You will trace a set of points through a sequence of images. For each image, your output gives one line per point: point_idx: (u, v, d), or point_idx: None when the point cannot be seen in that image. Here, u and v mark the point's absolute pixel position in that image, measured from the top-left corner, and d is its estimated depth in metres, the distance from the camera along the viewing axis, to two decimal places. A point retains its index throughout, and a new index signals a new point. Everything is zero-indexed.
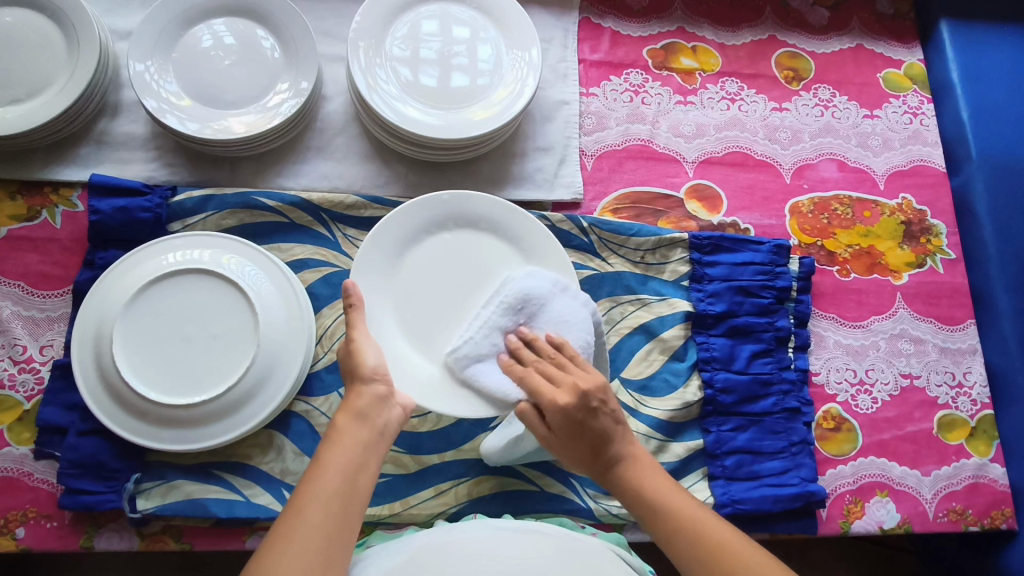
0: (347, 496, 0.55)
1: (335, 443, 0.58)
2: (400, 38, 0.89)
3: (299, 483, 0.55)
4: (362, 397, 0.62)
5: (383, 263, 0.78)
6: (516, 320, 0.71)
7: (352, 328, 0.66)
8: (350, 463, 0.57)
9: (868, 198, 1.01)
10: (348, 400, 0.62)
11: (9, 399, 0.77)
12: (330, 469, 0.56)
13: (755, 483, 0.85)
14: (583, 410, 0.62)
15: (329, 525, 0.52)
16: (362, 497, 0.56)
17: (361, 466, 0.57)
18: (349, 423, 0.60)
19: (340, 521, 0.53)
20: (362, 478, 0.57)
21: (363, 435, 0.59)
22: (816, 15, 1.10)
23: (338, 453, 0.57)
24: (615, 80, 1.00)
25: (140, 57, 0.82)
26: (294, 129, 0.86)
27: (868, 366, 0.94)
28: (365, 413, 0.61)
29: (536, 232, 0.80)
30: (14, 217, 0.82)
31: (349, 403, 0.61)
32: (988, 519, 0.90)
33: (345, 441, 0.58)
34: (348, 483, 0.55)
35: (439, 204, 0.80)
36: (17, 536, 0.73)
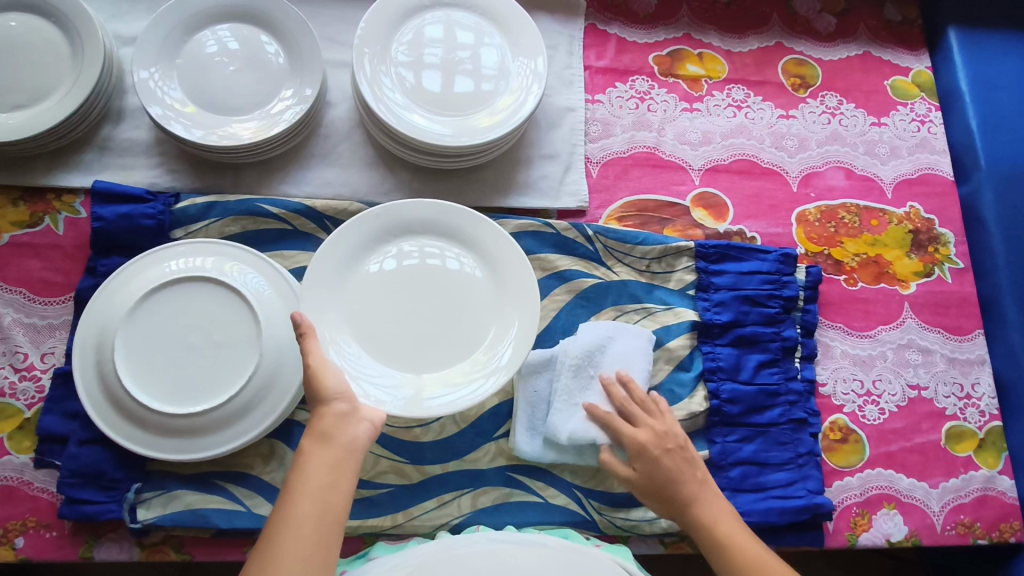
0: (320, 518, 0.56)
1: (305, 465, 0.59)
2: (405, 45, 0.89)
3: (273, 510, 0.57)
4: (329, 415, 0.62)
5: (333, 278, 0.76)
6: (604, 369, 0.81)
7: (309, 355, 0.65)
8: (320, 485, 0.58)
9: (875, 207, 1.01)
10: (316, 419, 0.63)
11: (9, 407, 0.76)
12: (301, 493, 0.57)
13: (761, 495, 0.84)
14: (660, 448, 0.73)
15: (303, 549, 0.54)
16: (335, 516, 0.57)
17: (332, 486, 0.58)
18: (316, 444, 0.60)
19: (313, 545, 0.54)
20: (335, 498, 0.58)
21: (329, 454, 0.60)
22: (823, 22, 1.09)
23: (308, 475, 0.58)
24: (621, 87, 1.00)
25: (144, 64, 0.82)
26: (298, 136, 0.86)
27: (875, 376, 0.93)
28: (328, 433, 0.61)
29: (481, 227, 0.80)
30: (16, 224, 0.82)
31: (316, 422, 0.62)
32: (996, 532, 0.89)
33: (314, 463, 0.59)
34: (320, 505, 0.57)
35: (387, 215, 0.79)
36: (17, 545, 0.72)
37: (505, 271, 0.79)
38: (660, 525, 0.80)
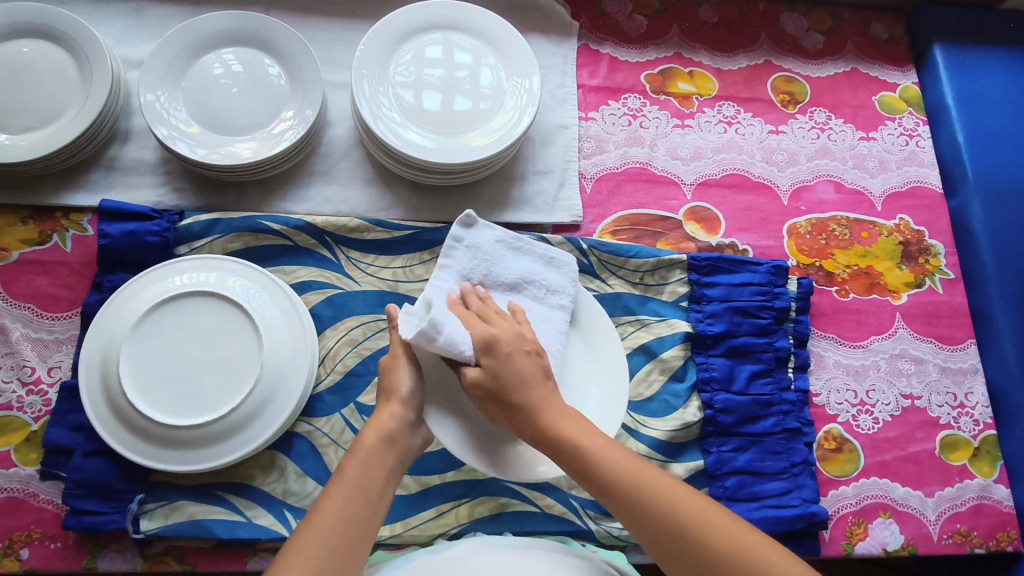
0: (363, 517, 0.57)
1: (360, 461, 0.61)
2: (402, 65, 0.92)
3: (316, 501, 0.58)
4: (394, 418, 0.65)
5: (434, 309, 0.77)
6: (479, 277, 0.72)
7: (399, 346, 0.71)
8: (370, 485, 0.60)
9: (865, 219, 1.02)
10: (377, 419, 0.65)
11: (16, 420, 0.78)
12: (349, 488, 0.59)
13: (756, 504, 0.85)
14: (514, 346, 0.64)
15: (342, 541, 0.55)
16: (375, 519, 0.59)
17: (380, 489, 0.60)
18: (376, 443, 0.63)
19: (350, 540, 0.55)
20: (378, 501, 0.60)
21: (384, 459, 0.63)
22: (811, 40, 1.12)
23: (360, 472, 0.60)
24: (614, 105, 1.02)
25: (150, 88, 0.85)
26: (299, 155, 0.88)
27: (868, 386, 0.94)
28: (392, 437, 0.64)
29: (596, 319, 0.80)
30: (25, 241, 0.84)
31: (380, 423, 0.65)
32: (993, 541, 0.89)
33: (371, 462, 0.61)
34: (366, 506, 0.58)
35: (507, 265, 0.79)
36: (21, 557, 0.73)
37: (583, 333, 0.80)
38: None
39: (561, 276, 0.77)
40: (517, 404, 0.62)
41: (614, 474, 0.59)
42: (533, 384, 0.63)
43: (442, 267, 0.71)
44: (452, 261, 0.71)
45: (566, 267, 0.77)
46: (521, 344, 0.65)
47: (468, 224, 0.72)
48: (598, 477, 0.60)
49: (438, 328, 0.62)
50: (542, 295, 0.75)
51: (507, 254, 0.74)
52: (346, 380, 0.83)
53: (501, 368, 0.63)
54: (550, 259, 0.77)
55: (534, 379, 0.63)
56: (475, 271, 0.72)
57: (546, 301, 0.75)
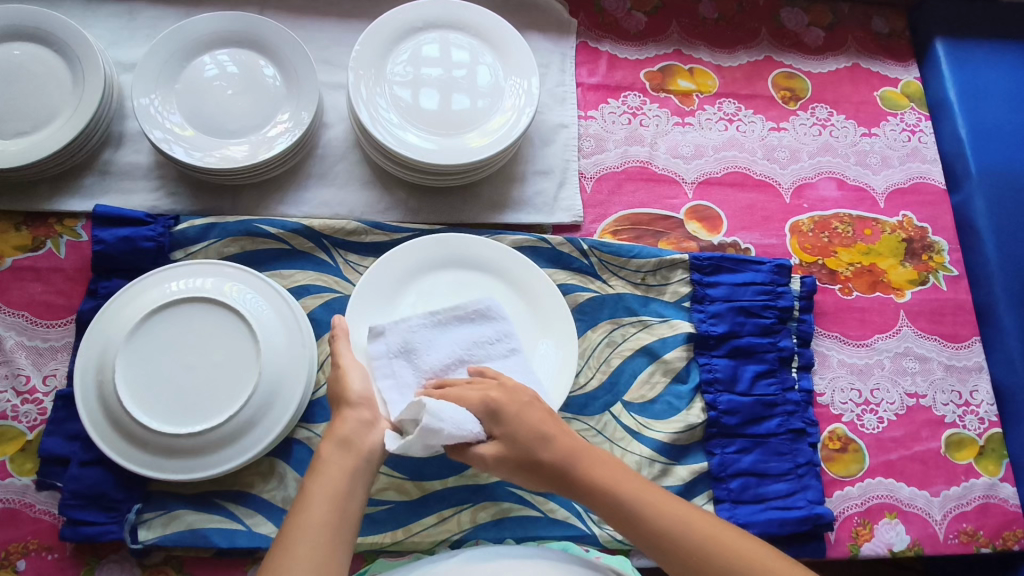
0: (336, 527, 0.58)
1: (320, 472, 0.61)
2: (398, 65, 0.91)
3: (287, 517, 0.58)
4: (348, 423, 0.65)
5: (384, 295, 0.80)
6: (427, 376, 0.73)
7: (339, 356, 0.70)
8: (336, 494, 0.59)
9: (868, 216, 1.01)
10: (332, 428, 0.65)
11: (11, 430, 0.77)
12: (317, 500, 0.59)
13: (760, 506, 0.84)
14: (514, 403, 0.66)
15: (319, 554, 0.55)
16: (349, 526, 0.59)
17: (349, 494, 0.60)
18: (333, 452, 0.63)
19: (327, 553, 0.56)
20: (349, 507, 0.60)
21: (346, 463, 0.62)
22: (812, 36, 1.11)
23: (323, 483, 0.60)
24: (614, 103, 1.01)
25: (144, 91, 0.83)
26: (295, 157, 0.87)
27: (873, 385, 0.93)
28: (348, 439, 0.64)
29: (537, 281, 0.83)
30: (19, 248, 0.83)
31: (334, 430, 0.64)
32: (1000, 541, 0.88)
33: (331, 470, 0.61)
34: (336, 514, 0.58)
35: (446, 245, 0.83)
36: (18, 568, 0.73)
37: (529, 287, 0.83)
38: None
39: (492, 325, 0.77)
40: (547, 461, 0.64)
41: (643, 512, 0.62)
42: (550, 437, 0.65)
43: (388, 378, 0.71)
44: (396, 375, 0.72)
45: (493, 311, 0.77)
46: (517, 397, 0.67)
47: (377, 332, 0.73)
48: (627, 517, 0.62)
49: (438, 416, 0.62)
50: (487, 350, 0.76)
51: (433, 331, 0.75)
52: None
53: (514, 431, 0.65)
54: (477, 311, 0.77)
55: (550, 429, 0.66)
56: (421, 364, 0.73)
57: (495, 354, 0.76)
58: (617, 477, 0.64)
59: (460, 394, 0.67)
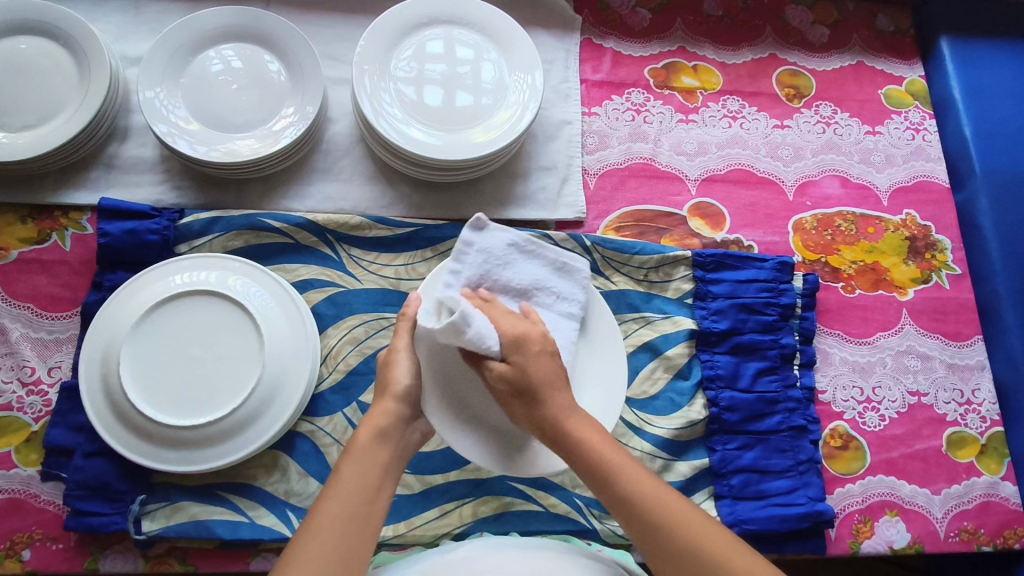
0: (364, 518, 0.56)
1: (355, 459, 0.60)
2: (403, 60, 0.91)
3: (316, 501, 0.57)
4: (386, 415, 0.63)
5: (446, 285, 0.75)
6: (483, 279, 0.66)
7: (397, 337, 0.68)
8: (368, 485, 0.58)
9: (871, 214, 1.01)
10: (370, 416, 0.63)
11: (17, 421, 0.77)
12: (348, 490, 0.57)
13: (761, 502, 0.84)
14: (543, 348, 0.61)
15: (344, 543, 0.54)
16: (377, 518, 0.58)
17: (377, 487, 0.59)
18: (370, 440, 0.61)
19: (353, 543, 0.55)
20: (379, 498, 0.58)
21: (380, 454, 0.61)
22: (816, 33, 1.11)
23: (356, 472, 0.59)
24: (617, 100, 1.01)
25: (149, 85, 0.84)
26: (299, 152, 0.87)
27: (875, 383, 0.93)
28: (386, 431, 0.62)
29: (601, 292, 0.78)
30: (24, 241, 0.84)
31: (371, 419, 0.63)
32: (1000, 539, 0.88)
33: (363, 462, 0.59)
34: (365, 507, 0.57)
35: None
36: (23, 558, 0.73)
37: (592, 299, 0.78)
38: None
39: (572, 282, 0.70)
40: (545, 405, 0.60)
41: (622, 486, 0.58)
42: None
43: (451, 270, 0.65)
44: (460, 265, 0.65)
45: (579, 273, 0.70)
46: (546, 343, 0.62)
47: (477, 224, 0.65)
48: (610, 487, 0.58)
49: (464, 319, 0.58)
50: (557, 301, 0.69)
51: (513, 257, 0.67)
52: (348, 379, 0.82)
53: (528, 374, 0.60)
54: (565, 264, 0.70)
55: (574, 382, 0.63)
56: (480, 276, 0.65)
57: (558, 310, 0.69)
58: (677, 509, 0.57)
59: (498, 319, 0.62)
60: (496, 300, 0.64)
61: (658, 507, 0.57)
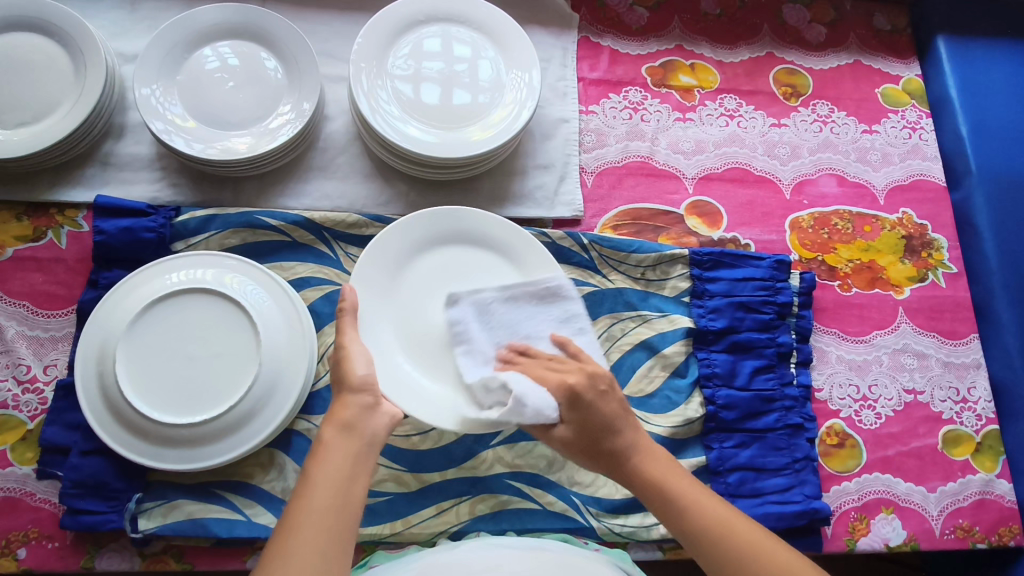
0: (340, 510, 0.56)
1: (323, 455, 0.60)
2: (400, 58, 0.91)
3: (290, 500, 0.57)
4: (350, 407, 0.64)
5: (389, 264, 0.80)
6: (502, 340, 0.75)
7: (342, 334, 0.69)
8: (340, 476, 0.58)
9: (868, 213, 1.02)
10: (335, 412, 0.64)
11: (12, 419, 0.77)
12: (321, 484, 0.57)
13: (758, 500, 0.84)
14: (593, 391, 0.67)
15: (323, 541, 0.54)
16: (355, 508, 0.58)
17: (352, 477, 0.59)
18: (337, 435, 0.62)
19: (334, 535, 0.55)
20: (354, 489, 0.59)
21: (350, 447, 0.61)
22: (814, 32, 1.11)
23: (326, 468, 0.59)
24: (615, 98, 1.01)
25: (145, 82, 0.83)
26: (296, 150, 0.87)
27: (871, 381, 0.93)
28: (352, 424, 0.63)
29: (537, 256, 0.82)
30: (20, 238, 0.83)
31: (337, 414, 0.63)
32: (996, 536, 0.89)
33: (334, 455, 0.60)
34: (341, 497, 0.57)
35: (451, 217, 0.83)
36: (18, 557, 0.73)
37: (527, 263, 0.83)
38: (658, 530, 0.81)
39: (557, 307, 0.77)
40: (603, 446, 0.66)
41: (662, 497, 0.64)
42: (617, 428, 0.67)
43: (466, 351, 0.74)
44: (472, 343, 0.74)
45: (561, 292, 0.77)
46: (595, 385, 0.67)
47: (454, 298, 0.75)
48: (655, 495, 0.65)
49: (523, 401, 0.64)
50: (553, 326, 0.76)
51: (505, 306, 0.75)
52: None
53: (587, 417, 0.66)
54: (548, 289, 0.76)
55: (619, 422, 0.67)
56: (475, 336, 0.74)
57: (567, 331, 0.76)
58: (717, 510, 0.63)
59: (542, 375, 0.68)
60: (524, 351, 0.72)
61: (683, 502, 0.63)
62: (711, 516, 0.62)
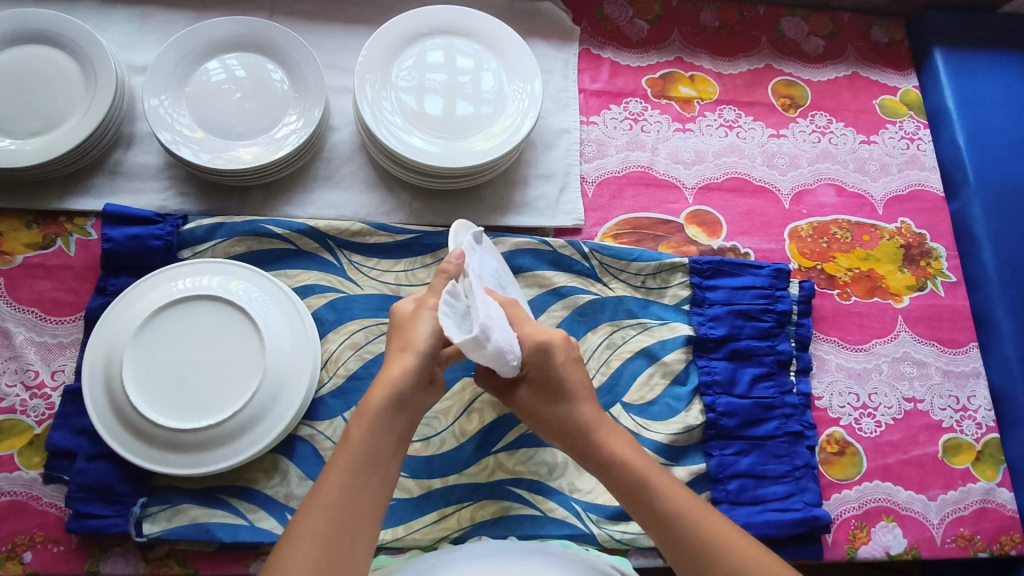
0: (371, 490, 0.58)
1: (367, 424, 0.60)
2: (404, 70, 0.92)
3: (325, 469, 0.57)
4: (405, 371, 0.62)
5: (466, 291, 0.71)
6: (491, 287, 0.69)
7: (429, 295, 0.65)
8: (377, 454, 0.59)
9: (867, 222, 1.02)
10: (388, 374, 0.62)
11: (20, 423, 0.78)
12: (359, 460, 0.58)
13: (758, 508, 0.84)
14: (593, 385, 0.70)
15: (353, 521, 0.55)
16: (387, 488, 0.59)
17: (388, 455, 0.60)
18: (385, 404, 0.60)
19: (364, 514, 0.56)
20: (389, 467, 0.59)
21: (391, 419, 0.61)
22: (812, 44, 1.13)
23: (365, 442, 0.59)
24: (615, 109, 1.03)
25: (154, 93, 0.85)
26: (301, 159, 0.89)
27: (871, 390, 0.94)
28: (404, 400, 0.61)
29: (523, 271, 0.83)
30: (29, 246, 0.85)
31: (389, 377, 0.62)
32: (997, 545, 0.89)
33: (376, 428, 0.59)
34: (375, 477, 0.58)
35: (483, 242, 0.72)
36: (25, 560, 0.74)
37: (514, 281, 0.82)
38: None
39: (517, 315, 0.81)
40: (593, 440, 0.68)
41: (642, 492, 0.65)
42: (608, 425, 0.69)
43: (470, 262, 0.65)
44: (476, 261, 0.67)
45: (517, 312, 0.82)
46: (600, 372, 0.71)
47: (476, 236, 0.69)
48: (636, 486, 0.65)
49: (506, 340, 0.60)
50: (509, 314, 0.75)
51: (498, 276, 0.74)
52: (348, 384, 0.83)
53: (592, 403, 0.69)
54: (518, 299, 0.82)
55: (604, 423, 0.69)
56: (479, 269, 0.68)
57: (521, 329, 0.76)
58: (703, 515, 0.63)
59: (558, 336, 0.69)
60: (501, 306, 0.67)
61: (665, 500, 0.64)
62: (694, 522, 0.63)
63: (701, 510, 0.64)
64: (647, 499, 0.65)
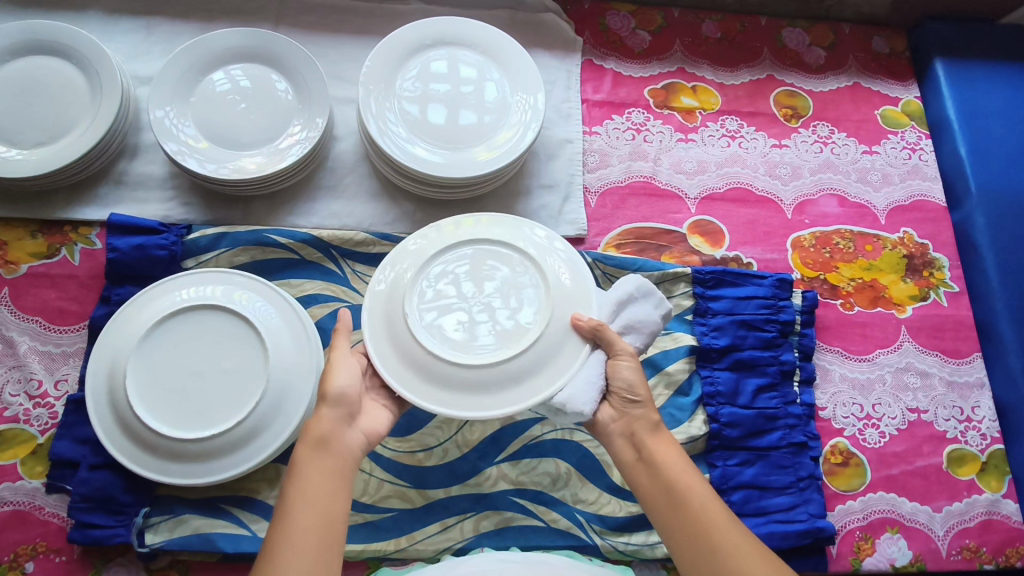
0: (324, 531, 0.58)
1: (303, 475, 0.60)
2: (408, 81, 0.93)
3: (272, 523, 0.58)
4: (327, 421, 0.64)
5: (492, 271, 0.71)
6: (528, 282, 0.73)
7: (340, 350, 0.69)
8: (319, 498, 0.59)
9: (869, 233, 1.03)
10: (312, 425, 0.64)
11: (23, 433, 0.78)
12: (303, 507, 0.58)
13: (762, 519, 0.84)
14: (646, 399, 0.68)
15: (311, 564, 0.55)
16: (338, 526, 0.59)
17: (331, 497, 0.60)
18: (315, 452, 0.62)
19: (322, 555, 0.56)
20: (335, 507, 0.60)
21: (326, 465, 0.62)
22: (813, 55, 1.13)
23: (305, 490, 0.59)
24: (617, 119, 1.03)
25: (159, 104, 0.86)
26: (305, 169, 0.89)
27: (875, 400, 0.93)
28: (326, 439, 0.63)
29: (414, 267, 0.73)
30: (34, 255, 0.85)
31: (314, 429, 0.63)
32: (1003, 557, 0.88)
33: (312, 475, 0.60)
34: (323, 518, 0.58)
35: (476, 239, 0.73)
36: (27, 570, 0.73)
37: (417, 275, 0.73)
38: (662, 549, 0.81)
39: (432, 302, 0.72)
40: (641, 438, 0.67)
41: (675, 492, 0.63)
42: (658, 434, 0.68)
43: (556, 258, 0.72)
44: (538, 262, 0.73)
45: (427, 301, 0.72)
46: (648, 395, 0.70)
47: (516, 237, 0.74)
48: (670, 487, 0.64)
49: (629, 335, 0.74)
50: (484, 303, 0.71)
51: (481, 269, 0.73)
52: None
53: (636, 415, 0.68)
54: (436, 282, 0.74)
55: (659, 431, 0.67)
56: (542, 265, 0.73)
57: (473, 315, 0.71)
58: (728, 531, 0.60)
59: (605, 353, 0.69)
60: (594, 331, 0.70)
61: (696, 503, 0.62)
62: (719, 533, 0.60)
63: (731, 522, 0.61)
64: (678, 495, 0.63)
